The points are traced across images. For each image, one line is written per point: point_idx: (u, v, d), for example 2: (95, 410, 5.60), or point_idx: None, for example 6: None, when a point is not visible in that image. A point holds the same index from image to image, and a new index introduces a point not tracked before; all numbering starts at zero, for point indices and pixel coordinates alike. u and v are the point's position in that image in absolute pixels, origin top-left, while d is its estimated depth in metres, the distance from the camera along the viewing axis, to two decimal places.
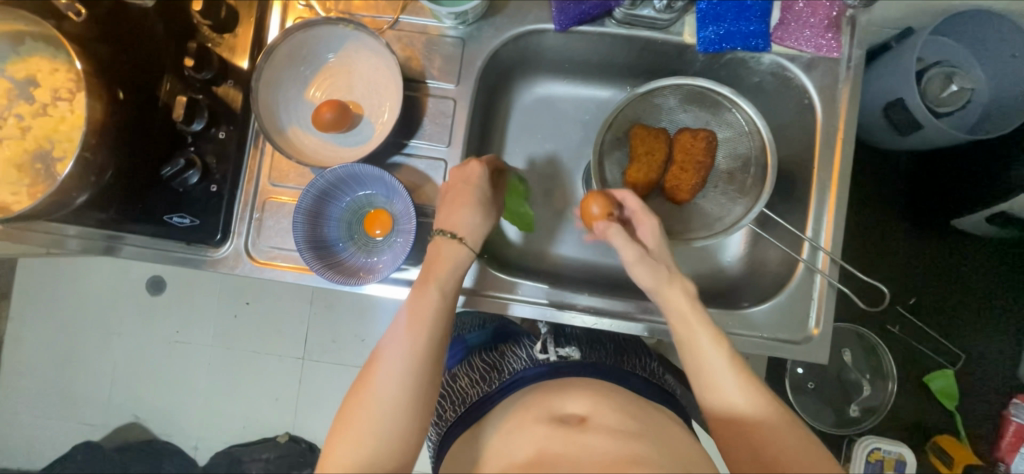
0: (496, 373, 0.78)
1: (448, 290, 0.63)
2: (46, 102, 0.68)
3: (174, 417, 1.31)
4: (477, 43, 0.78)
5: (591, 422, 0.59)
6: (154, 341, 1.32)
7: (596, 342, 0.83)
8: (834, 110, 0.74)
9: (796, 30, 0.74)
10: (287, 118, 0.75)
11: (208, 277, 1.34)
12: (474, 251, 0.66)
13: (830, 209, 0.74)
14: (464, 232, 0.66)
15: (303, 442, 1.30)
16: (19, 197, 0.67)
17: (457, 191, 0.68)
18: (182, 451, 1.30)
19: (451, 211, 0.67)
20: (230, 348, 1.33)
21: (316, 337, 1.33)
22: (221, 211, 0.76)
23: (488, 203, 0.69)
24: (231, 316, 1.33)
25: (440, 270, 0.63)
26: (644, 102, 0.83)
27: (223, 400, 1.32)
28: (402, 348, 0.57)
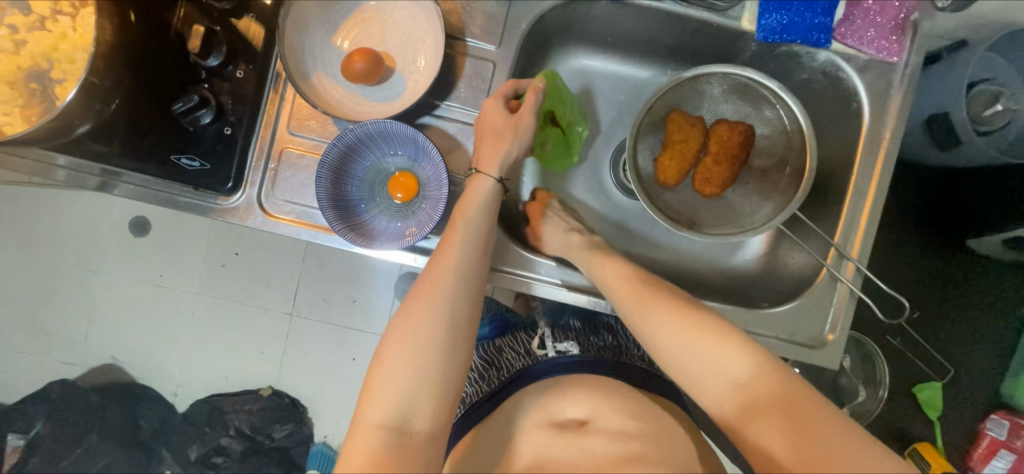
0: (494, 370, 0.76)
1: (475, 220, 0.62)
2: (45, 16, 0.62)
3: (161, 363, 1.29)
4: (525, 3, 0.73)
5: (593, 425, 0.58)
6: (139, 284, 1.28)
7: (594, 333, 0.79)
8: (882, 117, 0.72)
9: (860, 28, 0.71)
10: (313, 62, 0.70)
11: (199, 224, 1.29)
12: (497, 178, 0.65)
13: (862, 216, 0.73)
14: (490, 164, 0.65)
15: (286, 397, 1.28)
16: (11, 119, 0.61)
17: (481, 128, 0.67)
18: (161, 396, 1.28)
19: (477, 150, 0.67)
20: (219, 298, 1.29)
21: (310, 294, 1.30)
22: (235, 156, 0.70)
23: (510, 129, 0.66)
24: (219, 267, 1.29)
25: (470, 207, 0.63)
26: (688, 87, 0.80)
27: (211, 349, 1.29)
28: (436, 282, 0.56)
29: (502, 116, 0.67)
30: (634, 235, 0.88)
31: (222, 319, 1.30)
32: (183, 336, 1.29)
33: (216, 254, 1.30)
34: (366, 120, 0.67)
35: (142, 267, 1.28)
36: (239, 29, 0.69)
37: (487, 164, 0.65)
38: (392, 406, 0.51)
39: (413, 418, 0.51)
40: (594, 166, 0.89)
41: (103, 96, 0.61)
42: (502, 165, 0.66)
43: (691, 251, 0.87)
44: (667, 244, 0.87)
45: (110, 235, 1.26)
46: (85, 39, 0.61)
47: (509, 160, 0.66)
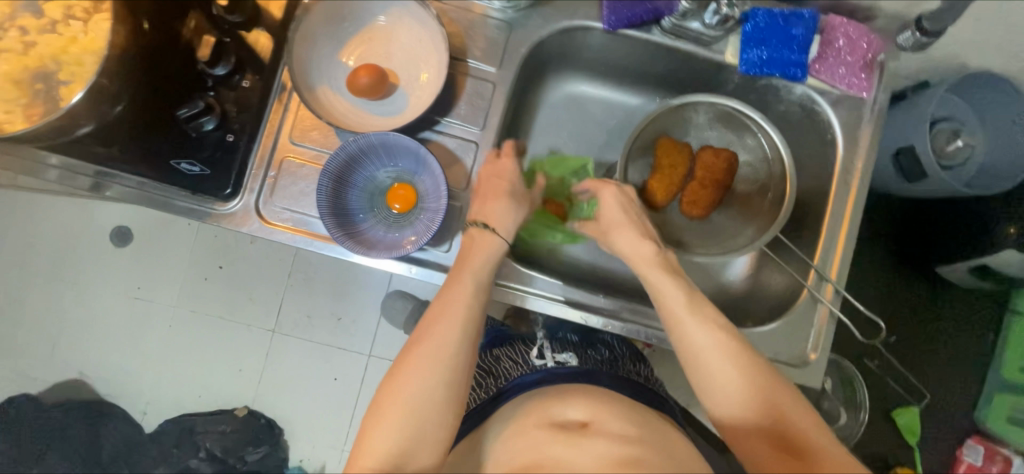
0: (491, 378, 0.75)
1: (481, 275, 0.64)
2: (56, 19, 0.63)
3: (133, 376, 1.25)
4: (524, 30, 0.77)
5: (594, 426, 0.58)
6: (112, 296, 1.24)
7: (590, 347, 0.79)
8: (854, 147, 0.77)
9: (833, 65, 0.75)
10: (319, 76, 0.72)
11: (183, 236, 1.29)
12: (505, 239, 0.67)
13: (840, 239, 0.77)
14: (502, 223, 0.68)
15: (263, 417, 1.25)
16: (14, 117, 0.62)
17: (487, 187, 0.70)
18: (129, 415, 1.24)
19: (484, 205, 0.69)
20: (197, 311, 1.28)
21: (294, 310, 1.29)
22: (234, 163, 0.71)
23: (518, 191, 0.71)
24: (201, 278, 1.29)
25: (476, 261, 0.64)
26: (675, 115, 0.85)
27: (181, 362, 1.27)
28: (439, 336, 0.57)
29: (510, 177, 0.71)
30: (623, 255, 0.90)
31: (200, 333, 1.28)
32: (157, 350, 1.26)
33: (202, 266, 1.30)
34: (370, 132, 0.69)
35: (119, 279, 1.25)
36: (248, 41, 0.72)
37: (497, 223, 0.67)
38: (388, 452, 0.52)
39: (404, 465, 0.52)
40: None
41: (109, 97, 0.61)
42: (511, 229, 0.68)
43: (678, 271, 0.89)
44: None
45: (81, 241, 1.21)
46: (95, 43, 0.62)
47: (518, 219, 0.70)
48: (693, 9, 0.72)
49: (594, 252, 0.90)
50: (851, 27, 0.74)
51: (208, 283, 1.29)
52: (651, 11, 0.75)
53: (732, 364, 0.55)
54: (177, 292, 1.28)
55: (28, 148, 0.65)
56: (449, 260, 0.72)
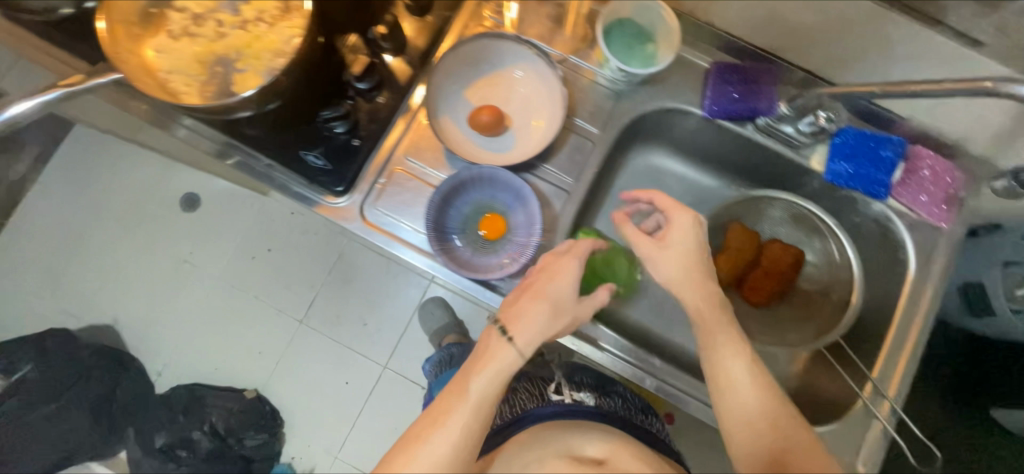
0: (506, 407, 0.77)
1: (484, 393, 0.55)
2: (248, 19, 0.74)
3: (167, 335, 1.33)
4: (630, 102, 0.84)
5: (610, 464, 0.58)
6: (167, 256, 1.36)
7: (607, 393, 0.80)
8: (925, 272, 0.80)
9: (914, 191, 0.79)
10: (444, 107, 0.81)
11: (238, 214, 1.38)
12: (521, 355, 0.56)
13: (903, 358, 0.78)
14: (520, 337, 0.57)
15: (268, 404, 1.29)
16: (191, 90, 0.71)
17: (525, 286, 0.61)
18: (145, 372, 1.30)
19: (517, 300, 0.60)
20: (235, 286, 1.35)
21: (325, 304, 1.35)
22: (354, 165, 0.79)
23: (556, 301, 0.60)
24: (249, 258, 1.36)
25: (481, 372, 0.56)
26: (752, 205, 0.89)
27: (205, 330, 1.33)
28: (433, 445, 0.53)
29: (551, 281, 0.61)
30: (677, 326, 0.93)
31: (234, 308, 1.35)
32: (191, 317, 1.34)
33: (249, 246, 1.37)
34: (481, 164, 0.77)
35: (176, 243, 1.36)
36: (390, 65, 0.80)
37: (517, 333, 0.57)
38: None
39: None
40: None
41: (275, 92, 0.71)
42: (536, 338, 0.58)
43: None
44: None
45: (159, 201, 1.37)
46: (276, 44, 0.73)
47: (544, 333, 0.59)
48: (790, 115, 0.77)
49: (650, 315, 0.93)
50: (937, 161, 0.79)
51: (252, 262, 1.36)
52: (751, 109, 0.80)
53: (771, 421, 0.55)
54: (222, 264, 1.36)
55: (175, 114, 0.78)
56: None
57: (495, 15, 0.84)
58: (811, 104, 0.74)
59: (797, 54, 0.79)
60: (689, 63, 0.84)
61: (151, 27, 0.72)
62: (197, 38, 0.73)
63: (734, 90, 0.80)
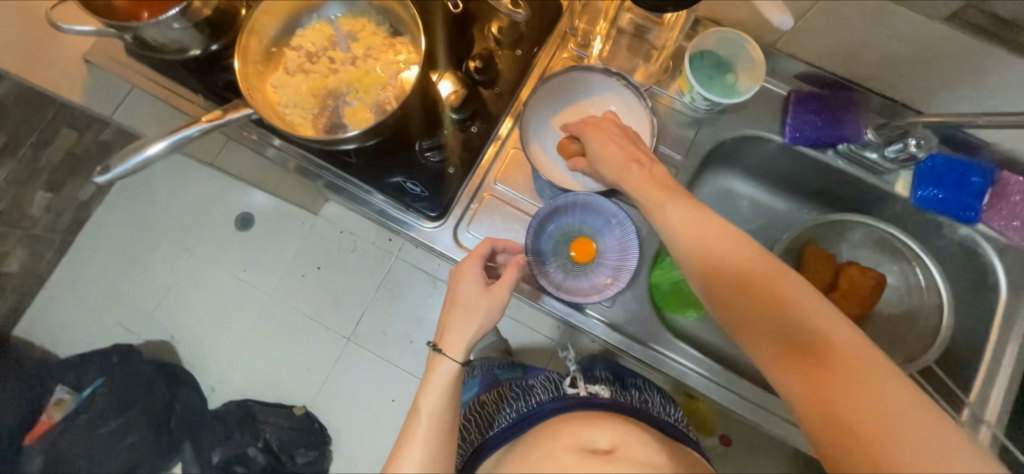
0: (525, 400, 0.80)
1: (433, 403, 0.65)
2: (357, 56, 0.80)
3: (221, 353, 1.36)
4: (710, 129, 0.87)
5: (618, 453, 0.62)
6: (224, 273, 1.39)
7: (624, 390, 0.84)
8: (1019, 297, 0.79)
9: (1006, 217, 0.79)
10: (534, 135, 0.84)
11: (292, 234, 1.42)
12: (458, 361, 0.66)
13: (1003, 385, 0.77)
14: (453, 348, 0.66)
15: (317, 422, 1.31)
16: (306, 122, 0.77)
17: (451, 298, 0.69)
18: (198, 388, 1.32)
19: (446, 318, 0.68)
20: (286, 303, 1.39)
21: (373, 323, 1.38)
22: (451, 192, 0.82)
23: (481, 307, 0.67)
24: (300, 275, 1.40)
25: (429, 386, 0.66)
26: (830, 229, 0.90)
27: (254, 345, 1.36)
28: (410, 457, 0.63)
29: (478, 289, 0.68)
30: None
31: (288, 325, 1.38)
32: (244, 334, 1.37)
33: (299, 263, 1.41)
34: (574, 191, 0.80)
35: (231, 260, 1.40)
36: (482, 95, 0.85)
37: (449, 347, 0.66)
38: None
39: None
40: None
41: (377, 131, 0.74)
42: (467, 344, 0.66)
43: None
44: None
45: (218, 221, 1.41)
46: (383, 79, 0.78)
47: (475, 337, 0.67)
48: (876, 141, 0.81)
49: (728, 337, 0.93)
50: None
51: (302, 279, 1.40)
52: (838, 137, 0.82)
53: (790, 322, 0.50)
54: (275, 281, 1.40)
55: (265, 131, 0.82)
56: (607, 313, 0.81)
57: (579, 48, 0.89)
58: (896, 133, 0.78)
59: (879, 83, 0.82)
60: (768, 92, 0.87)
61: (271, 63, 0.80)
62: (311, 74, 0.79)
63: (818, 117, 0.83)
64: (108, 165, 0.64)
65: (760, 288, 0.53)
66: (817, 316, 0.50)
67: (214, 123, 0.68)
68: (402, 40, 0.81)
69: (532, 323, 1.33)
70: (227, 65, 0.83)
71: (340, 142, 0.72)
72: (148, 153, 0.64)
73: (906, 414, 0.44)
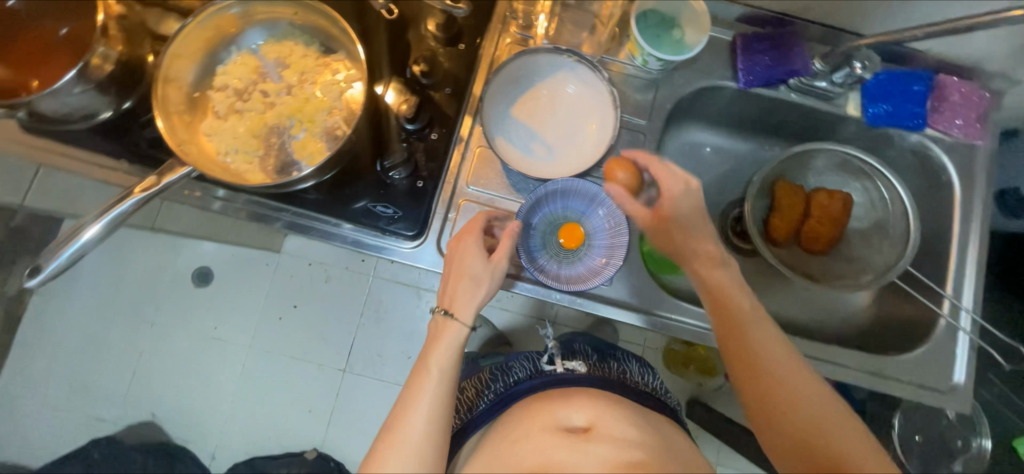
0: (502, 380, 0.75)
1: (443, 368, 0.62)
2: (292, 84, 0.74)
3: (213, 419, 1.28)
4: (668, 88, 0.87)
5: (596, 431, 0.59)
6: (194, 337, 1.30)
7: (603, 360, 0.78)
8: (971, 189, 0.86)
9: (949, 117, 0.85)
10: (497, 129, 0.81)
11: (259, 279, 1.34)
12: (468, 326, 0.64)
13: (969, 273, 0.85)
14: (462, 312, 0.64)
15: (332, 460, 1.26)
16: (253, 167, 0.70)
17: (455, 266, 0.67)
18: (197, 459, 1.25)
19: (450, 288, 0.66)
20: (271, 351, 1.31)
21: (365, 351, 1.33)
22: (425, 205, 0.79)
23: (487, 277, 0.66)
24: (276, 319, 1.33)
25: (437, 350, 0.62)
26: (795, 161, 0.92)
27: (247, 403, 1.29)
28: (410, 431, 0.58)
29: (483, 257, 0.66)
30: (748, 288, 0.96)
31: (278, 374, 1.30)
32: (232, 394, 1.29)
33: (276, 307, 1.33)
34: (551, 179, 0.79)
35: (197, 320, 1.30)
36: (434, 99, 0.81)
37: (458, 311, 0.64)
38: None
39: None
40: None
41: (332, 163, 0.70)
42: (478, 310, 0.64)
43: (797, 305, 0.95)
44: (772, 294, 0.96)
45: (173, 284, 1.30)
46: (326, 103, 0.73)
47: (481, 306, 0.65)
48: (824, 70, 0.82)
49: None
50: (962, 85, 0.85)
51: (282, 323, 1.33)
52: (788, 72, 0.84)
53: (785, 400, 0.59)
54: (252, 332, 1.32)
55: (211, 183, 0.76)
56: (607, 290, 0.81)
57: (522, 31, 0.85)
58: (840, 59, 0.80)
59: (815, 13, 0.84)
60: (714, 41, 0.88)
61: (198, 111, 0.72)
62: (244, 113, 0.72)
63: (766, 57, 0.84)
64: (38, 263, 0.57)
65: (772, 372, 0.60)
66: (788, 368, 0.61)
67: (150, 192, 0.61)
68: (337, 58, 0.75)
69: (527, 311, 1.32)
70: (145, 119, 0.74)
71: (297, 181, 0.68)
72: (83, 239, 0.57)
73: (853, 454, 0.55)
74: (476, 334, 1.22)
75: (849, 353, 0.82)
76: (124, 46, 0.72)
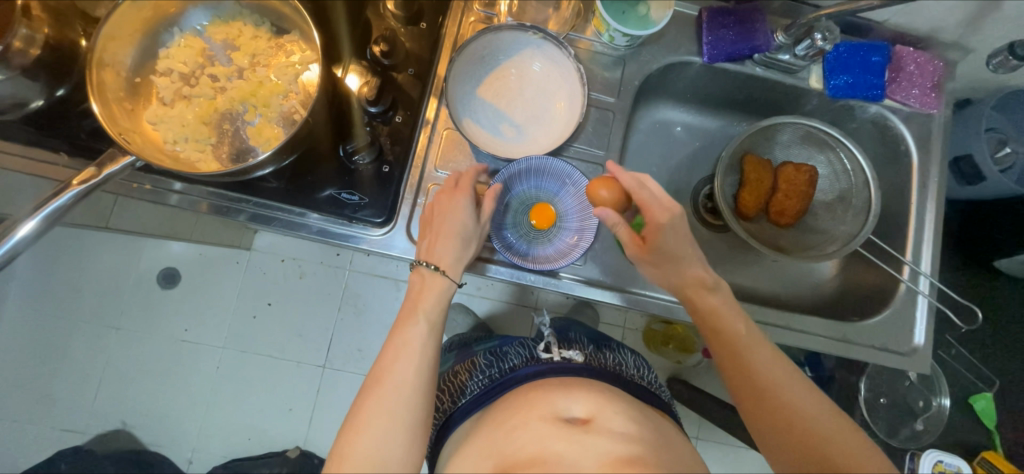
0: (498, 366, 0.70)
1: (435, 316, 0.63)
2: (243, 66, 0.70)
3: (187, 423, 1.24)
4: (635, 64, 0.86)
5: (597, 423, 0.54)
6: (162, 340, 1.25)
7: (598, 350, 0.75)
8: (927, 157, 0.88)
9: (906, 87, 0.87)
10: (464, 110, 0.79)
11: (227, 277, 1.29)
12: (455, 282, 0.67)
13: (928, 239, 0.88)
14: (450, 268, 0.67)
15: (315, 457, 1.24)
16: (206, 156, 0.67)
17: (444, 221, 0.68)
18: (174, 464, 1.22)
19: (437, 241, 0.67)
20: (244, 351, 1.27)
21: (343, 346, 1.30)
22: (392, 191, 0.77)
23: (475, 237, 0.69)
24: (249, 318, 1.28)
25: (426, 299, 0.64)
26: (761, 135, 0.93)
27: (222, 404, 1.25)
28: (397, 378, 0.57)
29: (472, 218, 0.69)
30: (720, 265, 0.98)
31: (253, 373, 1.27)
32: (206, 396, 1.25)
33: (248, 305, 1.29)
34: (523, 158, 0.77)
35: (166, 322, 1.26)
36: (397, 81, 0.78)
37: (445, 264, 0.67)
38: None
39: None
40: (678, 204, 1.00)
41: (290, 148, 0.66)
42: (462, 267, 0.69)
43: (768, 278, 0.97)
44: (744, 269, 0.97)
45: (136, 286, 1.24)
46: (282, 86, 0.69)
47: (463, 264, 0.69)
48: (787, 43, 0.83)
49: None
50: (918, 54, 0.87)
51: (255, 321, 1.29)
52: (751, 48, 0.85)
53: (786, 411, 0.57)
54: (223, 332, 1.27)
55: (165, 177, 0.72)
56: (579, 270, 0.81)
57: (485, 8, 0.84)
58: (803, 31, 0.81)
59: None
60: (679, 16, 0.87)
61: (141, 98, 0.68)
62: (193, 99, 0.68)
63: (730, 31, 0.84)
64: None
65: (767, 379, 0.59)
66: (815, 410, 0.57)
67: (89, 184, 0.57)
68: (290, 39, 0.71)
69: (507, 298, 1.31)
70: (82, 108, 0.70)
71: (253, 169, 0.64)
72: (17, 236, 0.53)
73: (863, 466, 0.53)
74: (456, 322, 1.21)
75: (817, 321, 0.84)
76: (52, 28, 0.66)
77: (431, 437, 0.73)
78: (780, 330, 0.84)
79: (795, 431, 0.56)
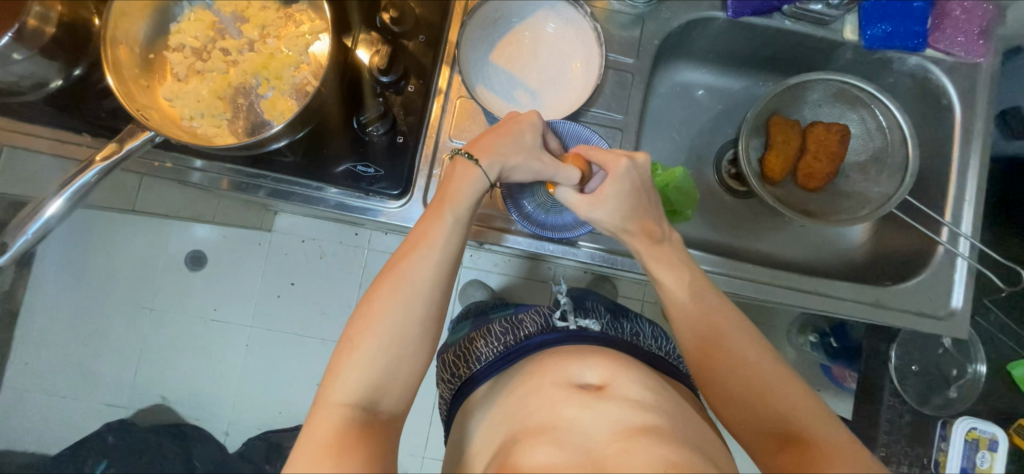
0: (513, 334, 0.69)
1: (462, 212, 0.58)
2: (254, 39, 0.69)
3: (221, 397, 1.29)
4: (655, 22, 0.82)
5: (610, 390, 0.54)
6: (192, 319, 1.29)
7: (613, 320, 0.74)
8: (971, 111, 0.83)
9: (951, 35, 0.81)
10: (477, 77, 0.77)
11: (249, 256, 1.32)
12: (488, 180, 0.59)
13: (969, 198, 0.83)
14: (489, 159, 0.59)
15: None
16: (222, 131, 0.67)
17: (507, 122, 0.62)
18: (212, 436, 1.27)
19: (486, 136, 0.61)
20: (270, 329, 1.31)
21: None
22: (407, 163, 0.76)
23: (526, 153, 0.61)
24: (275, 296, 1.32)
25: (455, 192, 0.58)
26: (789, 94, 0.88)
27: (252, 379, 1.30)
28: (416, 274, 0.55)
29: (534, 134, 0.62)
30: (744, 232, 0.95)
31: (280, 348, 1.31)
32: (238, 371, 1.29)
33: (272, 284, 1.32)
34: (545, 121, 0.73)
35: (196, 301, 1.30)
36: (409, 49, 0.76)
37: (486, 157, 0.59)
38: (364, 385, 0.52)
39: (380, 400, 0.52)
40: (699, 171, 0.97)
41: (302, 121, 0.65)
42: (500, 170, 0.61)
43: (795, 245, 0.94)
44: (768, 236, 0.94)
45: (165, 268, 1.28)
46: (293, 57, 0.68)
47: (507, 169, 0.61)
48: None
49: (718, 230, 0.94)
50: None
51: (280, 300, 1.32)
52: None
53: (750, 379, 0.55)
54: (250, 311, 1.31)
55: (188, 155, 0.73)
56: (598, 240, 0.79)
57: None
58: None
59: None
60: None
61: (156, 73, 0.69)
62: (206, 74, 0.68)
63: None
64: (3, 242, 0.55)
65: (730, 349, 0.57)
66: (797, 399, 0.53)
67: (112, 160, 0.58)
68: (298, 8, 0.70)
69: (524, 274, 1.31)
70: (100, 88, 0.71)
71: (269, 141, 0.64)
72: (46, 215, 0.54)
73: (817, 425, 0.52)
74: (474, 297, 1.22)
75: (847, 286, 0.82)
76: (64, 5, 0.67)
77: (445, 404, 0.75)
78: (806, 295, 0.81)
79: (758, 397, 0.54)
